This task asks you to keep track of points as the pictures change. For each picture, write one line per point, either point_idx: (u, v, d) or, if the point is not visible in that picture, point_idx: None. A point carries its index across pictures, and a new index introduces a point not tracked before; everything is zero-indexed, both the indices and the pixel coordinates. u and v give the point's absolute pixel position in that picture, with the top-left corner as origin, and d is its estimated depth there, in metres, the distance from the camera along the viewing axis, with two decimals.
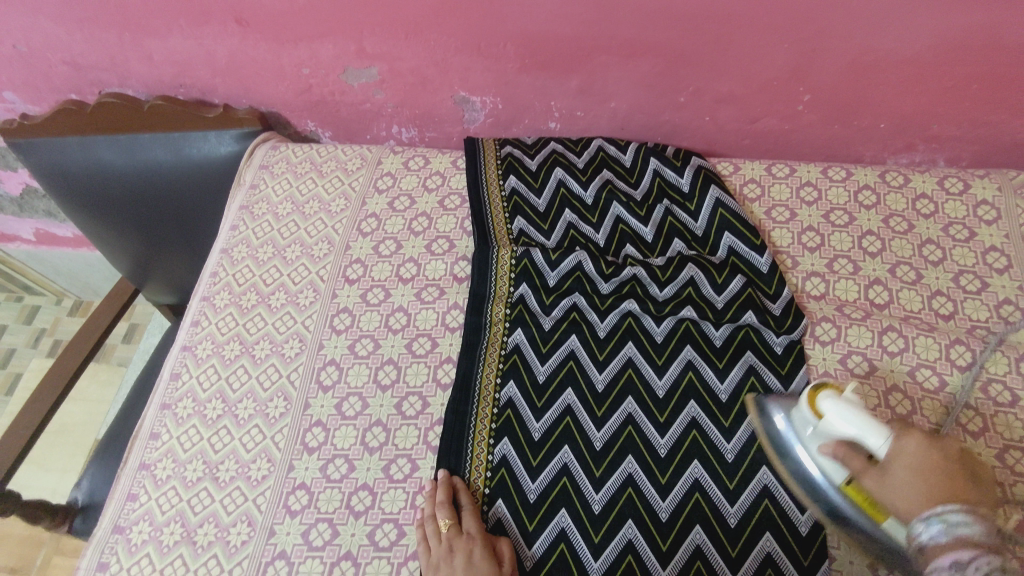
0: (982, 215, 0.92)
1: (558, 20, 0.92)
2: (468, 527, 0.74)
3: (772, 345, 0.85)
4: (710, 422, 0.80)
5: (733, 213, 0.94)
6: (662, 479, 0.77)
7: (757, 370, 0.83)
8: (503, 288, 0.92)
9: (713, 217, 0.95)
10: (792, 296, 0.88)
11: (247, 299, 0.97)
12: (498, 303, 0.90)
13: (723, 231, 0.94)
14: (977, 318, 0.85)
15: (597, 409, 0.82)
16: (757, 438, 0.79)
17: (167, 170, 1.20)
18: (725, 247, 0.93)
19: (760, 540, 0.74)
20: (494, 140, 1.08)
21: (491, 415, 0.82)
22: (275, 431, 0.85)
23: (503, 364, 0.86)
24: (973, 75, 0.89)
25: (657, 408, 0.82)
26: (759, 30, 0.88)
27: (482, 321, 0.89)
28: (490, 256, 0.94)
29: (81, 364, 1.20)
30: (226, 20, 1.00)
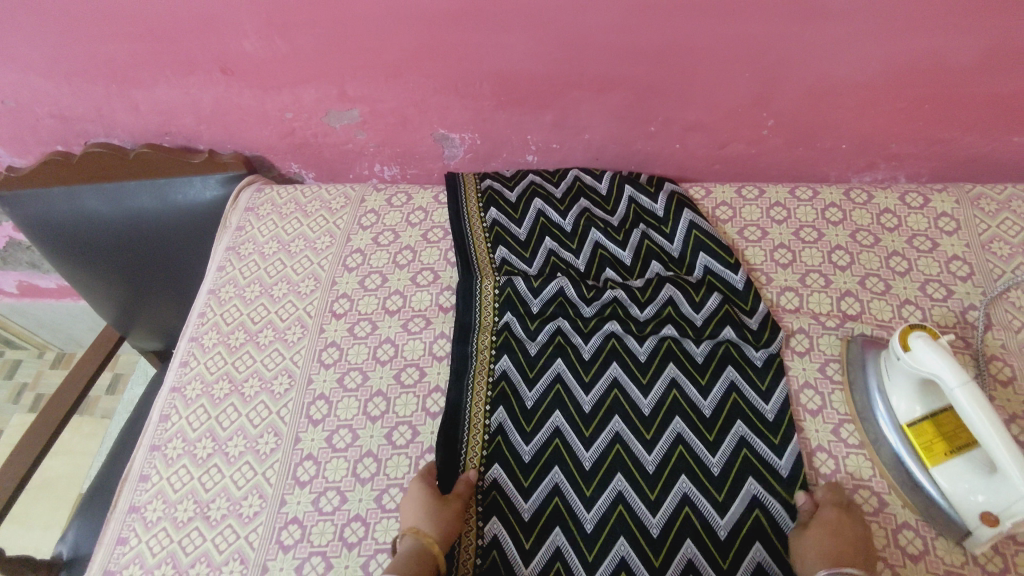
0: (943, 227, 0.97)
1: (530, 59, 0.96)
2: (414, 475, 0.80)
3: (751, 358, 0.87)
4: (696, 437, 0.82)
5: (707, 234, 0.99)
6: (652, 495, 0.78)
7: (737, 385, 0.85)
8: (488, 317, 0.94)
9: (688, 238, 0.99)
10: (768, 310, 0.91)
11: (235, 338, 0.98)
12: (483, 332, 0.92)
13: (699, 251, 0.98)
14: (946, 324, 0.88)
15: (584, 430, 0.83)
16: (742, 449, 0.80)
17: (153, 215, 1.22)
18: (701, 266, 0.97)
19: (751, 551, 0.74)
20: (474, 173, 1.11)
21: (482, 442, 0.83)
22: (266, 467, 0.85)
23: (492, 391, 0.87)
24: (922, 96, 0.95)
25: (644, 425, 0.83)
26: (720, 62, 0.94)
27: (468, 350, 0.91)
28: (474, 286, 0.97)
29: (66, 415, 1.19)
30: (212, 69, 1.04)
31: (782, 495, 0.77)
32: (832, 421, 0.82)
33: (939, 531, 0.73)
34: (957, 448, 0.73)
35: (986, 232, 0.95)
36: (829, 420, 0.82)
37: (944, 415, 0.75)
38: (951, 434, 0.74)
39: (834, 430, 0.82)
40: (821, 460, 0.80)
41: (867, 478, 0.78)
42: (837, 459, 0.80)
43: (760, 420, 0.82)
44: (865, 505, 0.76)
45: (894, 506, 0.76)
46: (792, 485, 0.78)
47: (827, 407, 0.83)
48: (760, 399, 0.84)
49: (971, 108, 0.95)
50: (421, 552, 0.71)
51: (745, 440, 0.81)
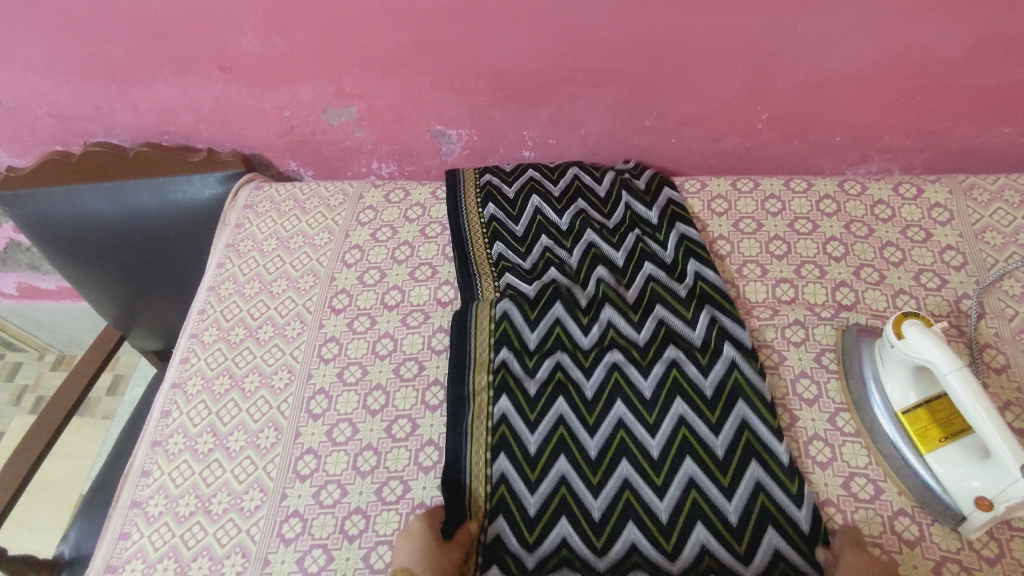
0: (936, 217, 0.97)
1: (526, 54, 0.97)
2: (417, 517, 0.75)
3: (761, 391, 0.83)
4: (709, 481, 0.78)
5: (700, 245, 0.98)
6: (667, 546, 0.74)
7: (749, 424, 0.81)
8: (483, 355, 0.89)
9: (680, 247, 0.99)
10: (754, 343, 0.88)
11: (235, 334, 0.98)
12: (479, 371, 0.88)
13: (689, 258, 0.97)
14: (940, 313, 0.89)
15: (592, 477, 0.79)
16: (758, 495, 0.76)
17: (153, 215, 1.23)
18: (692, 272, 0.96)
19: (764, 537, 0.74)
20: (474, 169, 1.13)
21: (485, 495, 0.78)
22: (267, 462, 0.85)
23: (492, 437, 0.82)
24: (914, 87, 0.96)
25: (654, 469, 0.79)
26: (713, 55, 0.94)
27: (465, 392, 0.86)
28: (469, 320, 0.93)
29: (67, 415, 1.20)
30: (210, 68, 1.04)
31: (786, 484, 0.77)
32: (828, 410, 0.83)
33: (935, 516, 0.74)
34: (951, 435, 0.73)
35: (978, 221, 0.96)
36: (825, 408, 0.83)
37: (939, 401, 0.75)
38: (945, 420, 0.74)
39: (830, 418, 0.83)
40: (817, 448, 0.80)
41: (863, 465, 0.79)
42: (832, 448, 0.80)
43: (759, 401, 0.83)
44: (861, 491, 0.77)
45: (890, 492, 0.76)
46: (814, 535, 0.74)
47: (823, 396, 0.84)
48: (773, 439, 0.80)
49: (963, 99, 0.96)
50: None
51: (746, 422, 0.81)
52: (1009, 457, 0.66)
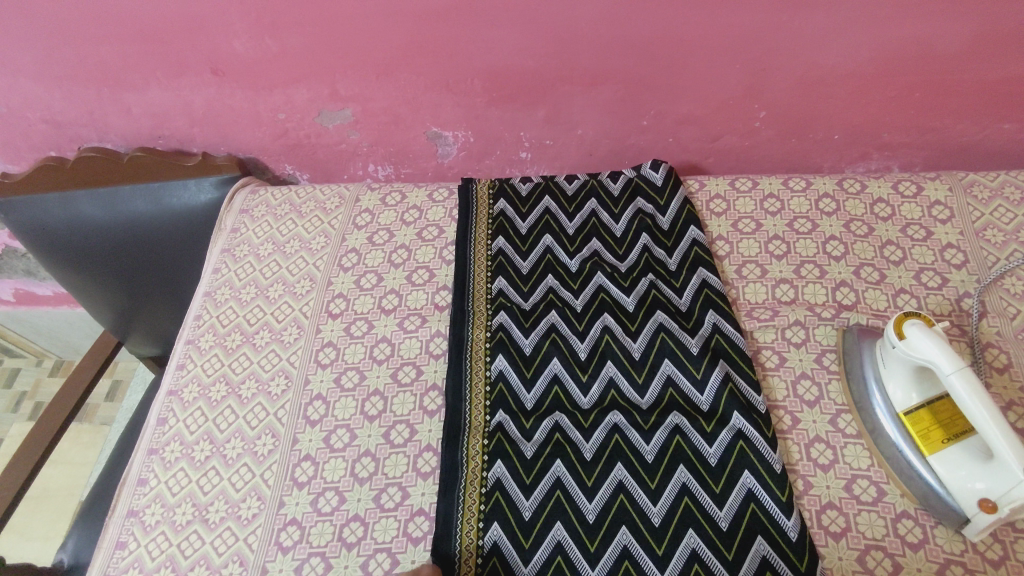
0: (936, 215, 0.97)
1: (521, 54, 0.96)
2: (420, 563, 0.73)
3: (771, 463, 0.78)
4: (712, 555, 0.73)
5: (707, 251, 0.97)
6: None
7: (756, 495, 0.77)
8: (479, 418, 0.85)
9: (697, 296, 0.93)
10: (766, 406, 0.83)
11: (231, 340, 0.98)
12: (474, 434, 0.83)
13: (707, 308, 0.92)
14: (941, 312, 0.88)
15: (590, 545, 0.75)
16: (764, 571, 0.72)
17: (148, 220, 1.21)
18: (698, 279, 0.95)
19: (754, 544, 0.74)
20: (489, 187, 1.10)
21: (475, 565, 0.75)
22: (264, 469, 0.85)
23: (485, 504, 0.78)
24: (913, 84, 0.95)
25: (654, 539, 0.75)
26: (710, 53, 0.94)
27: (458, 458, 0.81)
28: (464, 372, 0.89)
29: (63, 423, 1.19)
30: (203, 71, 1.04)
31: (775, 491, 0.76)
32: (829, 412, 0.83)
33: (938, 518, 0.73)
34: (954, 435, 0.73)
35: (979, 219, 0.95)
36: (826, 410, 0.83)
37: (940, 403, 0.75)
38: (948, 421, 0.74)
39: (831, 419, 0.82)
40: (819, 451, 0.80)
41: (865, 467, 0.78)
42: (834, 450, 0.80)
43: (754, 413, 0.82)
44: (863, 494, 0.76)
45: (893, 494, 0.76)
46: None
47: (824, 398, 0.84)
48: (780, 514, 0.75)
49: (962, 95, 0.95)
50: None
51: (742, 432, 0.81)
52: (1013, 459, 0.65)
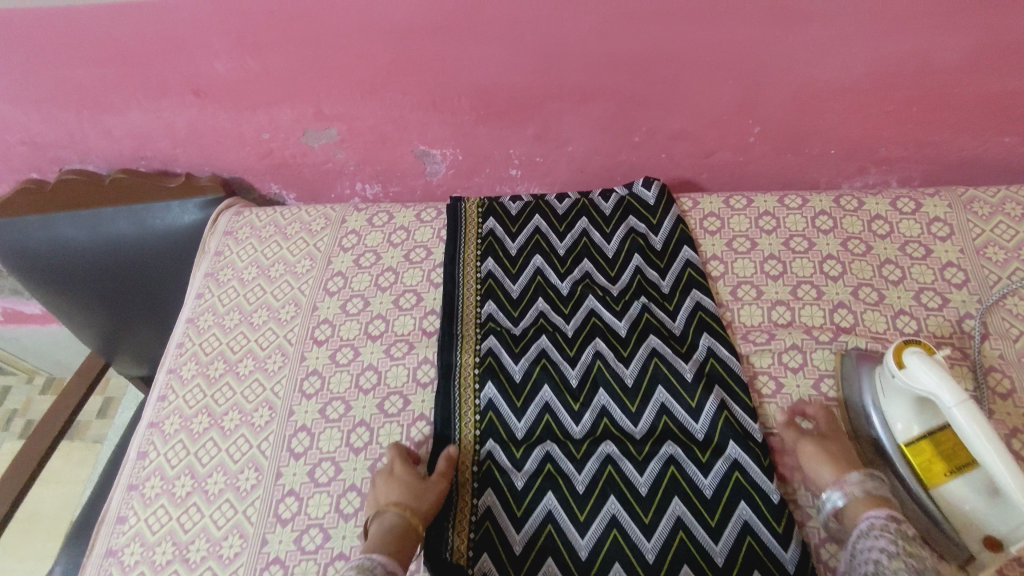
0: (936, 232, 0.94)
1: (509, 72, 0.94)
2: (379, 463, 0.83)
3: (768, 493, 0.76)
4: None
5: (702, 273, 0.94)
6: None
7: (752, 528, 0.75)
8: (469, 445, 0.83)
9: (691, 319, 0.91)
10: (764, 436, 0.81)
11: (214, 369, 0.95)
12: (464, 461, 0.82)
13: (702, 332, 0.89)
14: (942, 335, 0.86)
15: None
16: None
17: (132, 242, 1.19)
18: (692, 301, 0.92)
19: None
20: (477, 207, 1.07)
21: None
22: (247, 505, 0.82)
23: (474, 533, 0.77)
24: (911, 98, 0.92)
25: None
26: (702, 69, 0.91)
27: (447, 484, 0.80)
28: (453, 397, 0.87)
29: (47, 450, 1.16)
30: (184, 92, 1.01)
31: (771, 522, 0.75)
32: None
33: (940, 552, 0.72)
34: (957, 468, 0.70)
35: (979, 236, 0.93)
36: None
37: (943, 433, 0.72)
38: (951, 452, 0.71)
39: None
40: None
41: None
42: None
43: (752, 442, 0.80)
44: None
45: None
46: None
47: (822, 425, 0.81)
48: (778, 547, 0.73)
49: (961, 109, 0.93)
50: (409, 528, 0.73)
51: (738, 462, 0.78)
52: (1021, 499, 0.62)
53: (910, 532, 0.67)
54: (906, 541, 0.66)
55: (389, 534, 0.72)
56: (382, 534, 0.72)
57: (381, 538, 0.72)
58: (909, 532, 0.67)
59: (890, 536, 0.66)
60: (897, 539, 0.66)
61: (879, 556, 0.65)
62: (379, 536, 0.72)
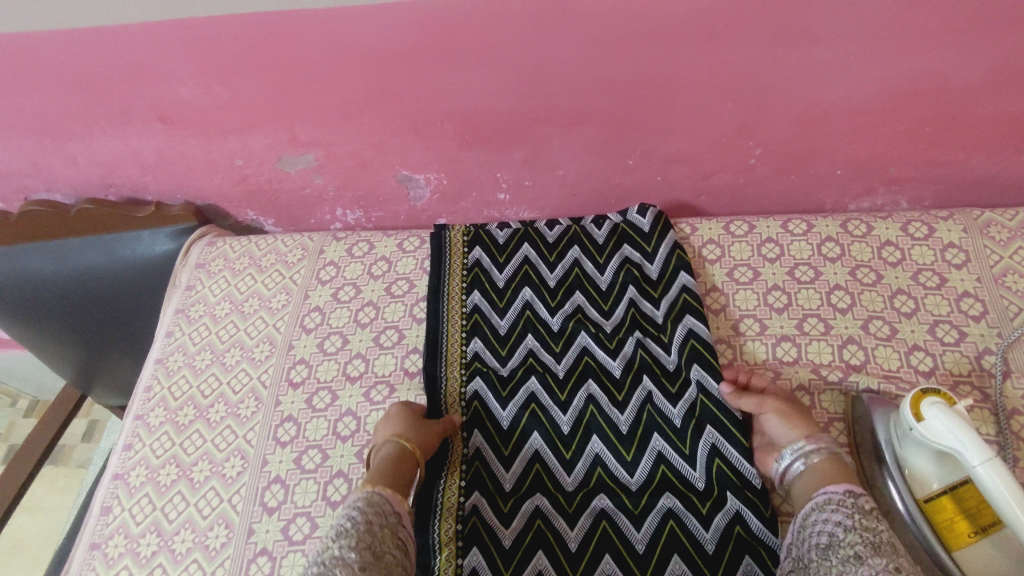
0: (951, 259, 0.88)
1: (493, 96, 0.88)
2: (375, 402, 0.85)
3: (777, 550, 0.71)
4: None
5: (698, 298, 0.89)
6: None
7: None
8: (452, 497, 0.77)
9: (684, 348, 0.85)
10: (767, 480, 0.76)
11: (183, 415, 0.90)
12: (446, 517, 0.76)
13: (692, 363, 0.83)
14: (959, 372, 0.80)
15: None
16: None
17: (102, 273, 1.13)
18: (684, 329, 0.87)
19: None
20: (462, 236, 1.01)
21: None
22: (216, 566, 0.77)
23: None
24: (923, 118, 0.87)
25: None
26: (699, 91, 0.85)
27: (429, 541, 0.74)
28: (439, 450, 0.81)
29: None
30: (150, 119, 0.95)
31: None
32: None
33: None
34: (982, 529, 0.65)
35: (997, 263, 0.87)
36: None
37: (965, 488, 0.66)
38: (976, 511, 0.66)
39: None
40: None
41: None
42: None
43: (749, 490, 0.74)
44: None
45: None
46: None
47: None
48: None
49: (976, 128, 0.87)
50: (409, 457, 0.76)
51: (739, 515, 0.73)
52: None
53: (870, 505, 0.65)
54: (862, 514, 0.64)
55: (386, 465, 0.75)
56: (381, 467, 0.75)
57: (381, 471, 0.75)
58: (867, 507, 0.65)
59: (847, 510, 0.65)
60: (854, 513, 0.64)
61: (835, 528, 0.64)
62: (378, 471, 0.75)
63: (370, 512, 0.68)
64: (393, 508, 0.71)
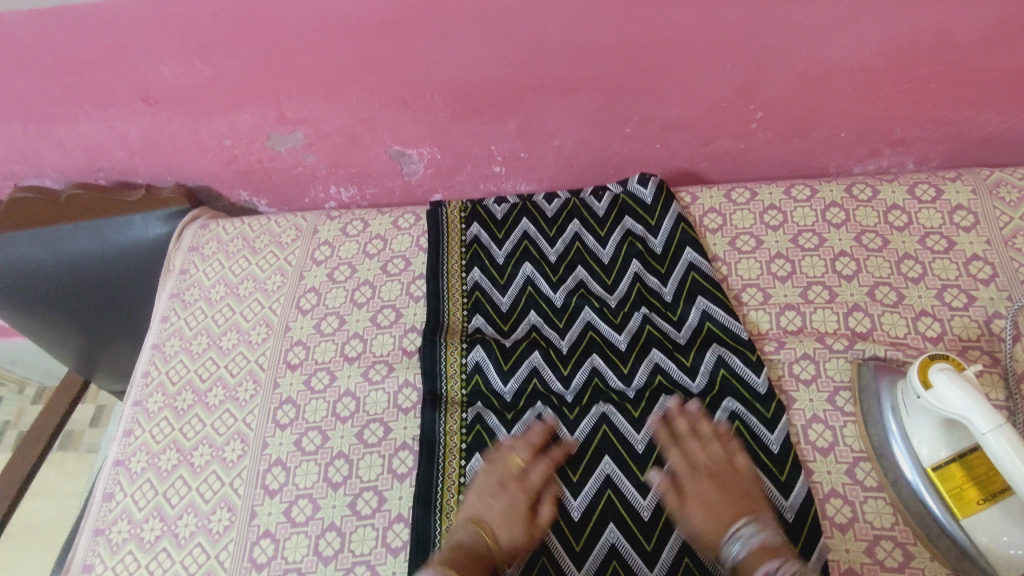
0: (959, 222, 0.86)
1: (483, 65, 0.86)
2: (522, 456, 0.75)
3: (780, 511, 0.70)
4: None
5: (707, 277, 0.87)
6: None
7: None
8: (452, 471, 0.77)
9: (698, 330, 0.84)
10: (790, 425, 0.75)
11: (182, 400, 0.89)
12: (448, 488, 0.76)
13: (711, 342, 0.82)
14: (968, 337, 0.78)
15: None
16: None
17: (96, 259, 1.11)
18: (698, 312, 0.85)
19: None
20: (459, 212, 0.99)
21: None
22: (220, 549, 0.77)
23: None
24: (929, 74, 0.84)
25: None
26: (696, 52, 0.82)
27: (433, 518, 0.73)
28: (438, 421, 0.80)
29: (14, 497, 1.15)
30: (134, 100, 0.93)
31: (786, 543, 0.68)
32: (846, 461, 0.73)
33: None
34: (991, 495, 0.63)
35: (1007, 225, 0.85)
36: (843, 459, 0.73)
37: (975, 455, 0.65)
38: (985, 477, 0.64)
39: (848, 470, 0.73)
40: (836, 508, 0.70)
41: (889, 528, 0.69)
42: (853, 506, 0.70)
43: (764, 454, 0.74)
44: (888, 559, 0.67)
45: (921, 558, 0.67)
46: None
47: (840, 444, 0.74)
48: None
49: (984, 84, 0.84)
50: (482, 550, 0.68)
51: None
52: None
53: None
54: None
55: (459, 550, 0.67)
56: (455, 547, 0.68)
57: (448, 553, 0.67)
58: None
59: None
60: None
61: None
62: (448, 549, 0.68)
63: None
64: None
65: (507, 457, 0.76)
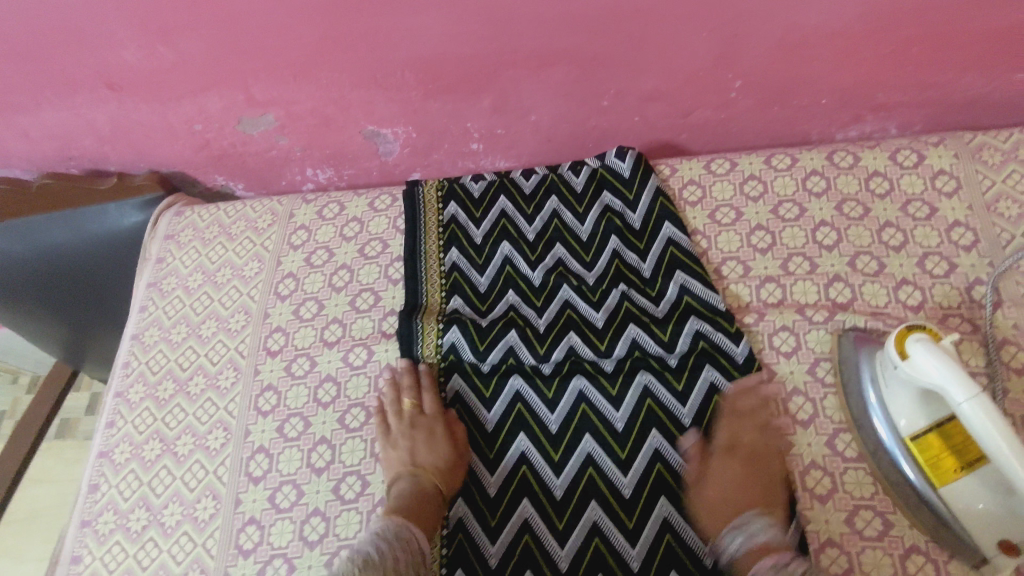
0: (941, 188, 0.85)
1: (453, 40, 0.83)
2: (410, 395, 0.80)
3: None
4: None
5: (686, 252, 0.86)
6: None
7: None
8: None
9: (677, 305, 0.83)
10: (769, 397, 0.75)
11: (163, 390, 0.89)
12: None
13: (689, 316, 0.81)
14: (948, 305, 0.78)
15: None
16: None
17: (73, 250, 1.10)
18: (676, 287, 0.84)
19: None
20: (436, 193, 0.97)
21: None
22: (206, 537, 0.77)
23: (446, 548, 0.72)
24: (909, 37, 0.82)
25: None
26: (670, 21, 0.80)
27: None
28: None
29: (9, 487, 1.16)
30: (98, 86, 0.91)
31: None
32: (826, 432, 0.73)
33: (951, 552, 0.65)
34: (968, 464, 0.63)
35: (990, 189, 0.83)
36: (822, 431, 0.73)
37: (952, 424, 0.64)
38: (962, 447, 0.63)
39: (828, 442, 0.73)
40: (816, 479, 0.71)
41: (868, 497, 0.69)
42: (833, 477, 0.71)
43: None
44: (867, 528, 0.68)
45: (900, 527, 0.67)
46: None
47: (820, 416, 0.74)
48: None
49: (966, 45, 0.82)
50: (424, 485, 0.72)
51: None
52: None
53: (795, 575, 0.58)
54: None
55: (404, 496, 0.72)
56: (405, 496, 0.72)
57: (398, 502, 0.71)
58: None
59: None
60: None
61: None
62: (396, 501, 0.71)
63: (385, 543, 0.65)
64: (410, 532, 0.67)
65: (397, 401, 0.80)
